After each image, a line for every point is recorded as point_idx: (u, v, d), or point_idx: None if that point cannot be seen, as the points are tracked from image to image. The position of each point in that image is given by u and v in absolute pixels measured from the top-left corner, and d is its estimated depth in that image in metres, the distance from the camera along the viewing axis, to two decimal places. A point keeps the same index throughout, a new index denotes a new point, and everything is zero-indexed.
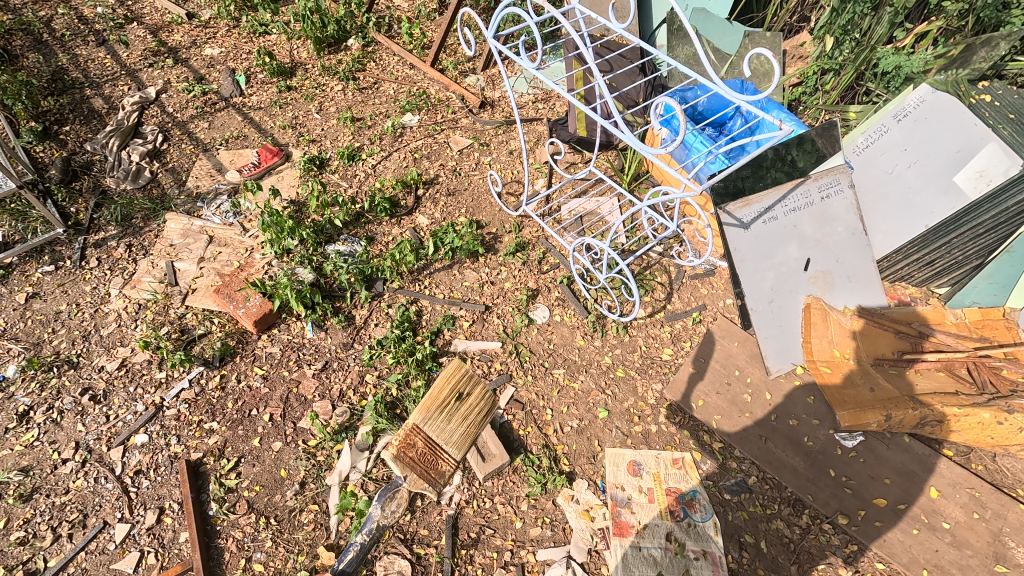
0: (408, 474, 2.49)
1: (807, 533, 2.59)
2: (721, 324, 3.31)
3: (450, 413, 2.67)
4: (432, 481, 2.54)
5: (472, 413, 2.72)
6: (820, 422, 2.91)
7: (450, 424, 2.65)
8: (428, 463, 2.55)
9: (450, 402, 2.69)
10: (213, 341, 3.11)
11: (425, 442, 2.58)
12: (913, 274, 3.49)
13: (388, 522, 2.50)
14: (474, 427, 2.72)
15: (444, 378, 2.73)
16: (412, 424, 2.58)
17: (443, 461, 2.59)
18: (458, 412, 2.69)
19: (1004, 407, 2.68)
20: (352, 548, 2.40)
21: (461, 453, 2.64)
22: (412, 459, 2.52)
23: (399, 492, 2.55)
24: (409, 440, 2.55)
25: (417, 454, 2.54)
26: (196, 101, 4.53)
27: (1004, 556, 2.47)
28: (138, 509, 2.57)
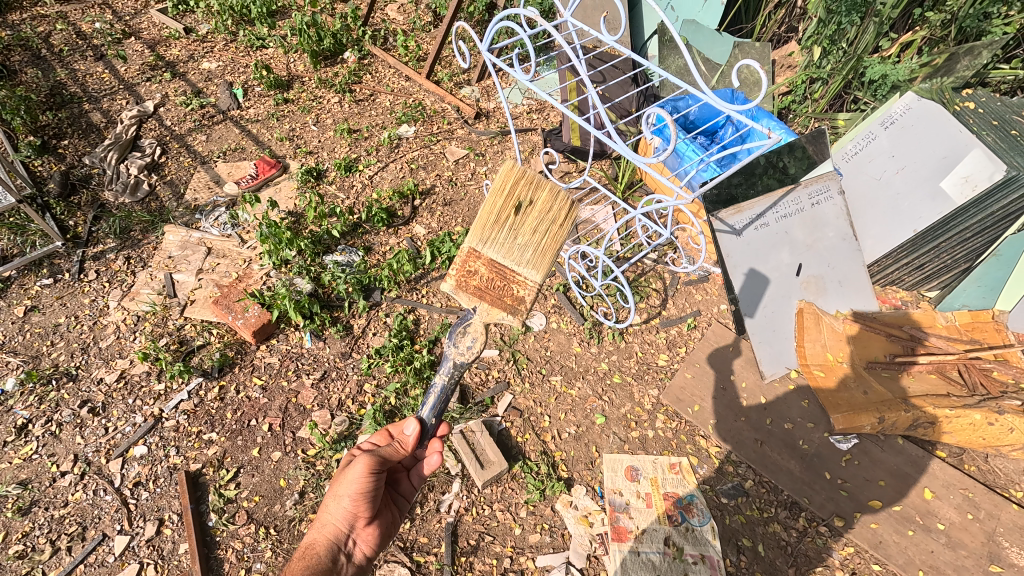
0: (476, 304, 1.86)
1: (804, 535, 2.61)
2: (715, 330, 3.35)
3: (514, 228, 1.85)
4: (509, 310, 1.87)
5: (544, 221, 1.87)
6: (815, 426, 2.94)
7: (517, 241, 1.86)
8: (499, 291, 1.87)
9: (510, 213, 1.84)
10: (211, 351, 3.12)
11: (489, 264, 1.87)
12: (903, 278, 3.55)
13: (466, 363, 1.90)
14: (553, 248, 1.89)
15: (496, 180, 1.83)
16: (468, 244, 1.86)
17: (518, 286, 1.87)
18: (525, 223, 1.86)
19: (995, 408, 2.73)
20: (433, 391, 1.92)
21: (540, 275, 1.88)
22: (478, 288, 1.87)
23: (472, 327, 1.90)
24: (470, 267, 1.87)
25: (485, 283, 1.87)
26: (193, 114, 4.58)
27: (998, 556, 2.50)
28: (138, 521, 2.57)
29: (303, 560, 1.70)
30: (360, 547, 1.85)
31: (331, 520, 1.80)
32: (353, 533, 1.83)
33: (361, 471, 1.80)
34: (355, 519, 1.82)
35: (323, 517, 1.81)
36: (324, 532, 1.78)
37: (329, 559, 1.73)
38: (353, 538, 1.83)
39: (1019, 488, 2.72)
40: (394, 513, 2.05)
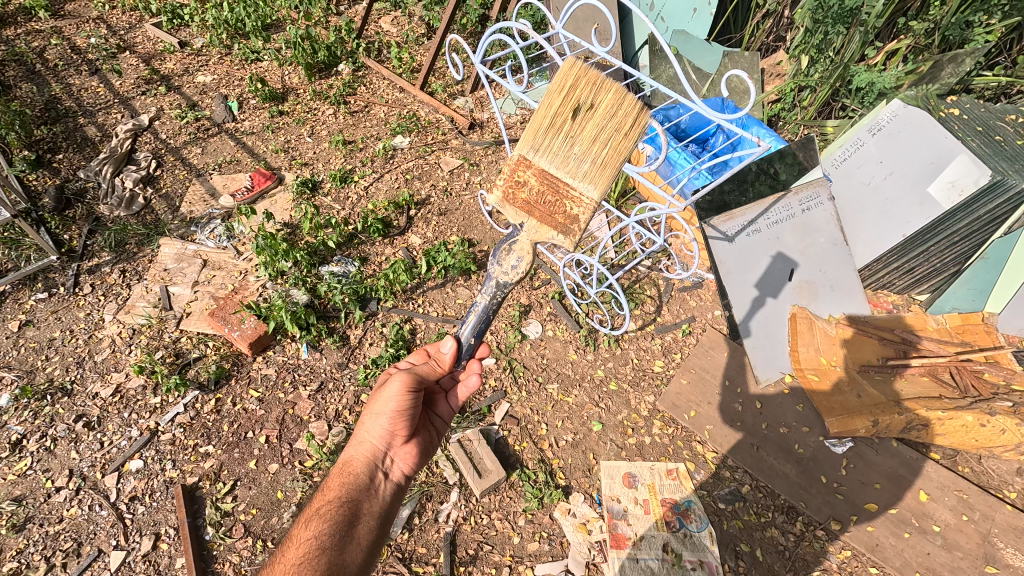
0: (526, 220, 1.79)
1: (802, 540, 2.62)
2: (710, 335, 3.38)
3: (571, 132, 1.67)
4: (561, 228, 1.74)
5: (606, 128, 1.66)
6: (810, 430, 2.96)
7: (575, 148, 1.68)
8: (549, 207, 1.73)
9: (568, 116, 1.66)
10: (208, 364, 3.12)
11: (540, 175, 1.72)
12: (894, 281, 3.59)
13: (509, 283, 1.89)
14: (615, 161, 1.67)
15: (556, 77, 1.65)
16: (518, 151, 1.71)
17: (571, 202, 1.71)
18: (583, 130, 1.67)
19: (987, 410, 2.76)
20: (474, 311, 1.94)
21: (598, 190, 1.68)
22: (526, 202, 1.77)
23: (517, 245, 1.85)
24: (518, 177, 1.75)
25: (534, 197, 1.75)
26: (189, 127, 4.60)
27: (994, 557, 2.51)
28: (134, 535, 2.55)
29: (344, 475, 1.77)
30: (399, 464, 1.90)
31: (369, 439, 1.85)
32: (392, 451, 1.88)
33: (399, 389, 1.87)
34: (392, 438, 1.88)
35: (361, 435, 1.87)
36: (362, 450, 1.84)
37: (369, 475, 1.79)
38: (390, 457, 1.87)
39: (1013, 489, 2.75)
40: (432, 431, 2.10)
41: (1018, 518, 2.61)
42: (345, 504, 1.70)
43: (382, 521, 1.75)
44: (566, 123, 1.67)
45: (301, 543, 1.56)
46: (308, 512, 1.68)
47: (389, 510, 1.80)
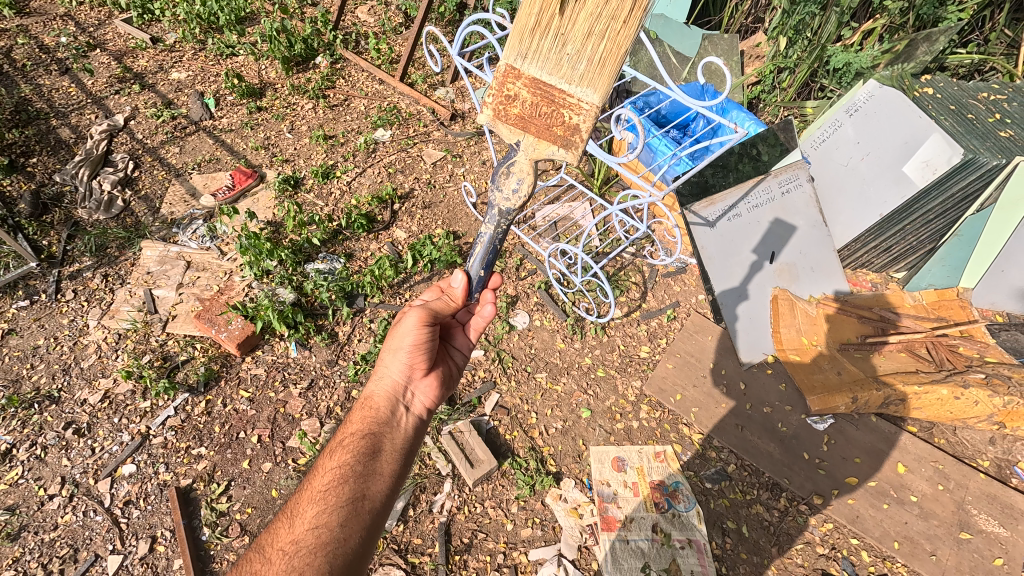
0: (522, 136, 1.70)
1: (786, 515, 2.70)
2: (694, 319, 3.43)
3: (560, 27, 1.51)
4: (560, 142, 1.64)
5: (601, 16, 1.46)
6: (792, 408, 3.03)
7: (567, 46, 1.53)
8: (545, 119, 1.62)
9: (555, 9, 1.48)
10: (196, 366, 3.12)
11: (531, 85, 1.60)
12: (873, 260, 3.66)
13: (512, 211, 1.84)
14: (614, 56, 1.50)
15: None
16: (507, 62, 1.60)
17: (569, 110, 1.58)
18: (574, 23, 1.49)
19: (960, 383, 2.83)
20: (481, 242, 1.94)
21: (597, 92, 1.53)
22: (520, 117, 1.67)
23: (517, 167, 1.76)
24: (510, 90, 1.63)
25: (527, 110, 1.64)
26: (165, 126, 4.53)
27: (968, 524, 2.62)
28: (130, 539, 2.57)
29: (364, 409, 1.79)
30: (419, 399, 1.92)
31: (387, 377, 1.87)
32: (412, 386, 1.91)
33: (414, 323, 1.89)
34: (410, 374, 1.91)
35: (379, 375, 1.89)
36: (384, 385, 1.86)
37: (389, 407, 1.81)
38: (411, 391, 1.90)
39: (986, 458, 2.85)
40: (449, 367, 2.13)
41: (990, 486, 2.72)
42: (369, 433, 1.71)
43: (406, 451, 1.75)
44: (551, 21, 1.51)
45: (326, 470, 1.58)
46: (333, 441, 1.69)
47: (412, 439, 1.82)
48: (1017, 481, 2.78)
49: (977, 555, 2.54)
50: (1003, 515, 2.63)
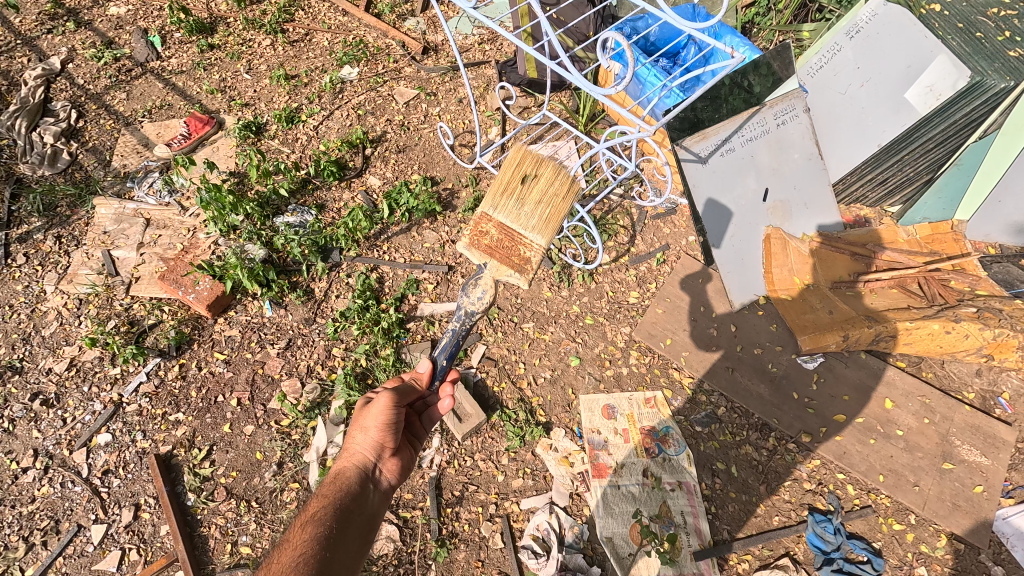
0: (487, 262, 1.93)
1: (774, 454, 2.72)
2: (684, 263, 3.31)
3: (523, 196, 1.96)
4: (516, 268, 1.92)
5: (548, 193, 1.97)
6: (783, 349, 2.98)
7: (525, 207, 1.96)
8: (506, 251, 1.93)
9: (520, 181, 1.97)
10: (166, 330, 2.96)
11: (499, 227, 1.96)
12: (867, 194, 3.52)
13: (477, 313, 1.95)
14: (558, 215, 1.98)
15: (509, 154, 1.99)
16: (481, 209, 1.98)
17: (525, 247, 1.94)
18: (530, 193, 1.97)
19: (952, 317, 2.77)
20: (446, 334, 1.96)
21: (546, 240, 1.95)
22: (489, 246, 1.95)
23: (481, 281, 1.95)
24: (482, 228, 1.97)
25: (495, 243, 1.94)
26: (108, 69, 4.11)
27: (951, 455, 2.66)
28: (113, 508, 2.51)
29: (331, 487, 1.66)
30: (385, 483, 1.77)
31: (358, 451, 1.76)
32: (380, 465, 1.79)
33: (385, 405, 1.81)
34: (380, 450, 1.78)
35: (349, 451, 1.77)
36: (352, 461, 1.74)
37: (358, 484, 1.69)
38: (380, 468, 1.78)
39: (972, 390, 2.86)
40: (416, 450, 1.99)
41: (975, 417, 2.74)
42: (340, 509, 1.59)
43: (377, 527, 1.64)
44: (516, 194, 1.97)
45: (298, 542, 1.45)
46: (303, 516, 1.56)
47: (375, 525, 1.67)
48: (1000, 411, 2.80)
49: (958, 484, 2.59)
50: (986, 445, 2.67)
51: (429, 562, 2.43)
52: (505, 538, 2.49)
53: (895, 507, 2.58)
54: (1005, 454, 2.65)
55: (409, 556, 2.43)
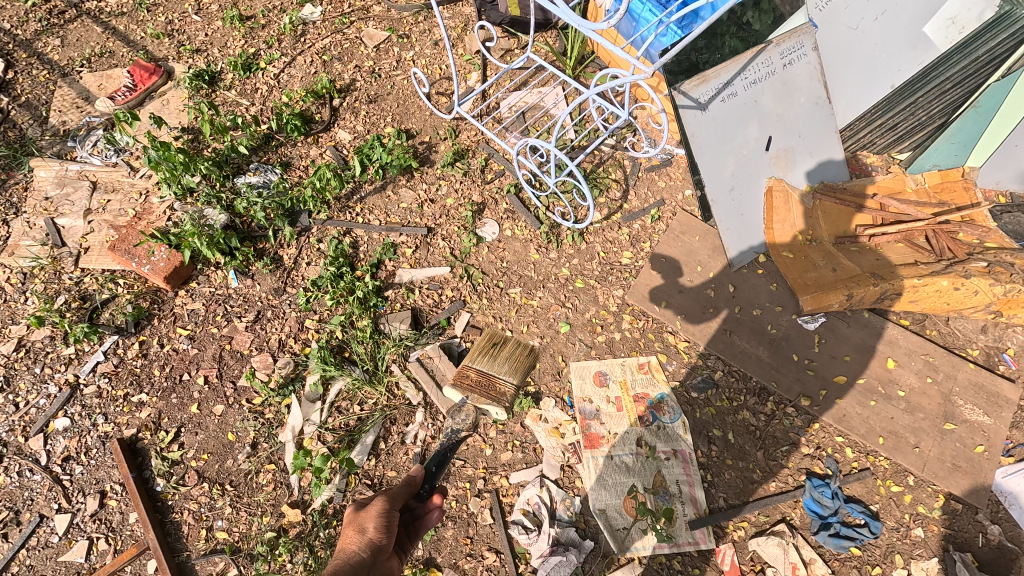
0: (469, 394, 2.42)
1: (772, 419, 2.62)
2: (680, 220, 3.08)
3: (495, 355, 2.59)
4: (494, 399, 2.43)
5: (513, 356, 2.62)
6: (783, 309, 2.83)
7: (498, 362, 2.56)
8: (484, 386, 2.45)
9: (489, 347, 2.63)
10: (122, 305, 2.72)
11: (479, 374, 2.48)
12: (875, 141, 3.26)
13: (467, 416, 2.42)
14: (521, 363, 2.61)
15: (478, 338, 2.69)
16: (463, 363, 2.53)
17: (500, 384, 2.47)
18: (500, 354, 2.60)
19: (962, 273, 2.59)
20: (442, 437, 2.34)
21: (517, 379, 2.53)
22: (469, 383, 2.44)
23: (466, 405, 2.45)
24: (463, 374, 2.48)
25: (473, 380, 2.45)
26: (37, 11, 3.65)
27: (952, 415, 2.58)
28: (77, 496, 2.36)
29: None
30: None
31: (354, 550, 1.45)
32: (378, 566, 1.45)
33: (382, 508, 1.61)
34: (380, 549, 1.50)
35: (342, 550, 1.46)
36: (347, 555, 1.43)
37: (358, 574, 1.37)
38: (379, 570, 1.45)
39: (977, 347, 2.75)
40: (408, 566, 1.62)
41: (979, 375, 2.64)
42: None
43: None
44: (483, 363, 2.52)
45: None
46: None
47: None
48: (1004, 368, 2.70)
49: (959, 444, 2.52)
50: (988, 404, 2.59)
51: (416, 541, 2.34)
52: (494, 513, 2.40)
53: (894, 469, 2.52)
54: (1008, 413, 2.57)
55: None
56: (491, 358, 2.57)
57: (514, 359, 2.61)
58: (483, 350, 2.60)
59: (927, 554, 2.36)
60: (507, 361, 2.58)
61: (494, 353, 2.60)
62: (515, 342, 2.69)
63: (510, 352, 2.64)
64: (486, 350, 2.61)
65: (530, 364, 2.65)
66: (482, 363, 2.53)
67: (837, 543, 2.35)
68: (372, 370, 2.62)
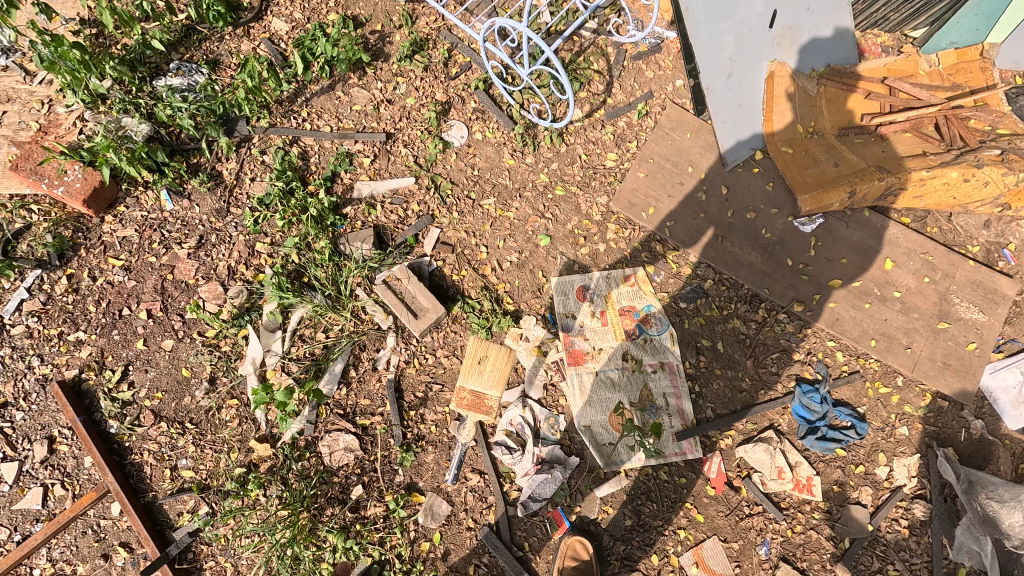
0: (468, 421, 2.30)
1: (763, 326, 2.50)
2: (670, 114, 2.74)
3: (483, 366, 2.34)
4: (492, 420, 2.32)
5: (504, 361, 2.37)
6: (779, 211, 2.61)
7: (486, 373, 2.34)
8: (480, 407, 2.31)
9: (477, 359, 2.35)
10: (39, 235, 2.36)
11: (473, 393, 2.32)
12: (889, 16, 2.82)
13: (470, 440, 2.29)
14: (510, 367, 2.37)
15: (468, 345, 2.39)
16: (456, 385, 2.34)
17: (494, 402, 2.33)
18: (489, 364, 2.35)
19: (974, 162, 2.39)
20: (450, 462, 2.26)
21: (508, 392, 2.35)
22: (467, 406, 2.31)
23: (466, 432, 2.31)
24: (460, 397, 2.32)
25: (470, 403, 2.31)
26: None
27: (947, 314, 2.49)
28: (23, 443, 2.18)
29: None
30: None
31: None
32: None
33: None
34: None
35: None
36: None
37: None
38: None
39: (977, 244, 2.58)
40: None
41: (978, 273, 2.52)
42: None
43: None
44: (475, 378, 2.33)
45: None
46: None
47: None
48: (1003, 265, 2.56)
49: (951, 343, 2.45)
50: (984, 301, 2.49)
51: (395, 468, 2.24)
52: (476, 436, 2.29)
53: (884, 370, 2.45)
54: (1003, 309, 2.48)
55: (372, 464, 2.23)
56: (480, 374, 2.34)
57: (504, 367, 2.35)
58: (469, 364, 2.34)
59: (910, 451, 2.36)
60: (497, 372, 2.35)
61: (482, 364, 2.35)
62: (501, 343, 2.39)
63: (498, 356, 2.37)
64: (474, 363, 2.35)
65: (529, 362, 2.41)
66: (473, 382, 2.33)
67: (824, 446, 2.33)
68: (335, 296, 2.39)
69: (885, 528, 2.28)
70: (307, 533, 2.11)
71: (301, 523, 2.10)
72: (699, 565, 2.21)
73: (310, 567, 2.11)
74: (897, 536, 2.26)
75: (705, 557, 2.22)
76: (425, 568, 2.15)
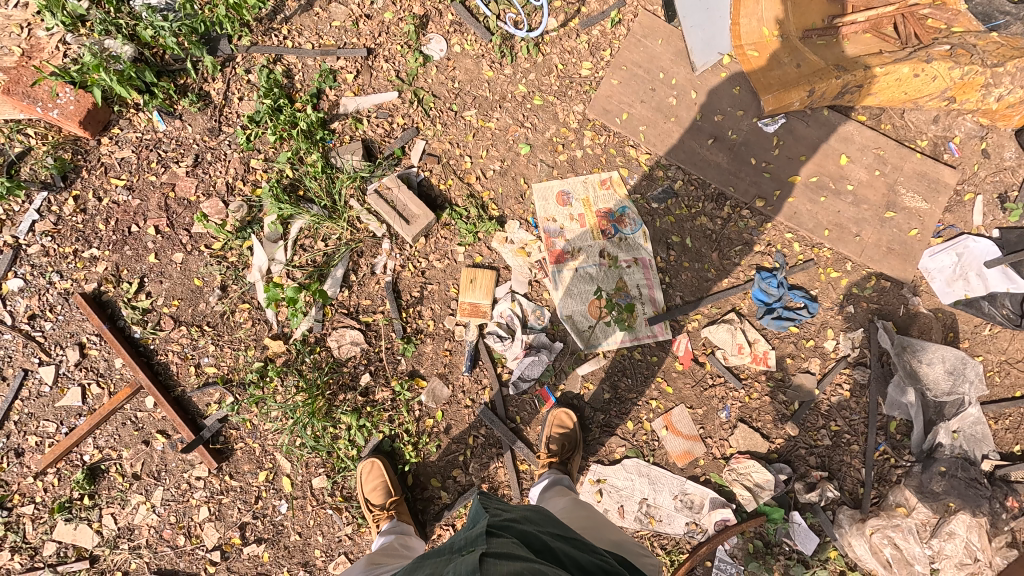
0: (474, 329, 2.54)
1: (728, 222, 2.72)
2: (643, 22, 2.82)
3: (479, 284, 2.55)
4: (496, 328, 2.55)
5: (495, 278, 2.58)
6: (744, 113, 2.77)
7: (480, 290, 2.54)
8: (481, 316, 2.54)
9: (471, 279, 2.55)
10: (40, 157, 2.46)
11: (475, 305, 2.54)
12: None
13: (478, 340, 2.54)
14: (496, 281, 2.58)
15: (462, 268, 2.58)
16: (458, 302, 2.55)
17: (492, 312, 2.55)
18: (483, 281, 2.55)
19: (924, 57, 2.50)
20: (467, 355, 2.52)
21: (504, 303, 2.57)
22: (473, 315, 2.53)
23: (473, 339, 2.54)
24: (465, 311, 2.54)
25: (475, 313, 2.54)
26: None
27: (894, 204, 2.72)
28: (56, 349, 2.42)
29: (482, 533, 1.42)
30: (507, 529, 1.41)
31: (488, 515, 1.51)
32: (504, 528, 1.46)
33: (481, 511, 1.55)
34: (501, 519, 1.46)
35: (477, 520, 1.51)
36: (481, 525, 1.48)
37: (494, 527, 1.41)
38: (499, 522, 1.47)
39: (926, 138, 2.76)
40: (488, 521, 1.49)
41: (924, 165, 2.73)
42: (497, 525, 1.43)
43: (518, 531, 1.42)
44: (472, 294, 2.54)
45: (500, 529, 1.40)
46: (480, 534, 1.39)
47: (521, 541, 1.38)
48: (948, 158, 2.75)
49: (896, 230, 2.70)
50: (928, 191, 2.72)
51: (398, 357, 2.50)
52: (481, 336, 2.55)
53: (836, 257, 2.71)
54: (944, 198, 2.71)
55: (377, 355, 2.49)
56: (474, 288, 2.55)
57: (492, 281, 2.56)
58: (468, 283, 2.55)
59: (854, 326, 2.66)
60: (488, 285, 2.55)
61: (476, 283, 2.55)
62: (488, 266, 2.60)
63: (486, 276, 2.56)
64: (471, 282, 2.55)
65: (520, 275, 2.61)
66: (469, 295, 2.54)
67: (779, 324, 2.62)
68: (331, 207, 2.55)
69: (830, 391, 2.61)
70: (324, 413, 2.40)
71: (318, 405, 2.39)
72: (668, 428, 2.56)
73: (329, 443, 2.41)
74: (840, 398, 2.60)
75: (674, 421, 2.57)
76: (430, 440, 2.47)
